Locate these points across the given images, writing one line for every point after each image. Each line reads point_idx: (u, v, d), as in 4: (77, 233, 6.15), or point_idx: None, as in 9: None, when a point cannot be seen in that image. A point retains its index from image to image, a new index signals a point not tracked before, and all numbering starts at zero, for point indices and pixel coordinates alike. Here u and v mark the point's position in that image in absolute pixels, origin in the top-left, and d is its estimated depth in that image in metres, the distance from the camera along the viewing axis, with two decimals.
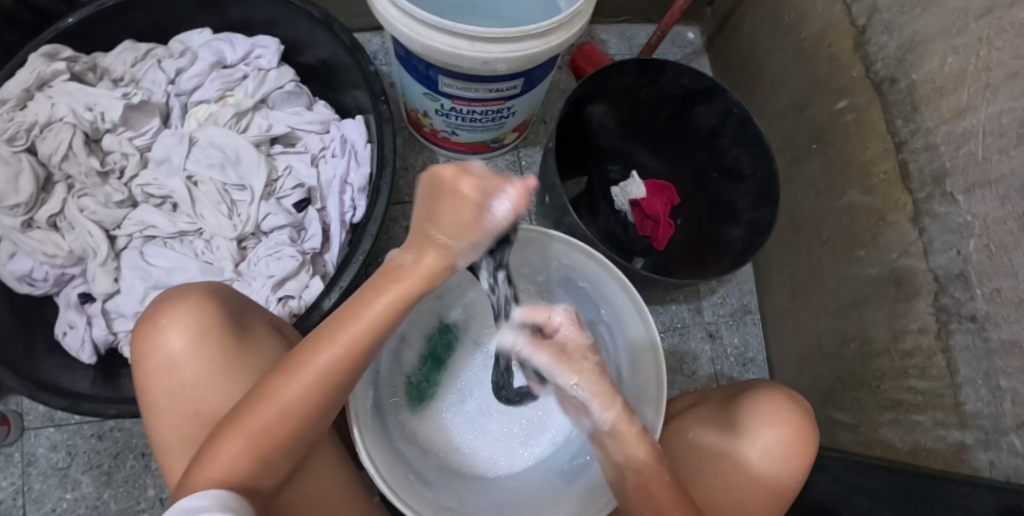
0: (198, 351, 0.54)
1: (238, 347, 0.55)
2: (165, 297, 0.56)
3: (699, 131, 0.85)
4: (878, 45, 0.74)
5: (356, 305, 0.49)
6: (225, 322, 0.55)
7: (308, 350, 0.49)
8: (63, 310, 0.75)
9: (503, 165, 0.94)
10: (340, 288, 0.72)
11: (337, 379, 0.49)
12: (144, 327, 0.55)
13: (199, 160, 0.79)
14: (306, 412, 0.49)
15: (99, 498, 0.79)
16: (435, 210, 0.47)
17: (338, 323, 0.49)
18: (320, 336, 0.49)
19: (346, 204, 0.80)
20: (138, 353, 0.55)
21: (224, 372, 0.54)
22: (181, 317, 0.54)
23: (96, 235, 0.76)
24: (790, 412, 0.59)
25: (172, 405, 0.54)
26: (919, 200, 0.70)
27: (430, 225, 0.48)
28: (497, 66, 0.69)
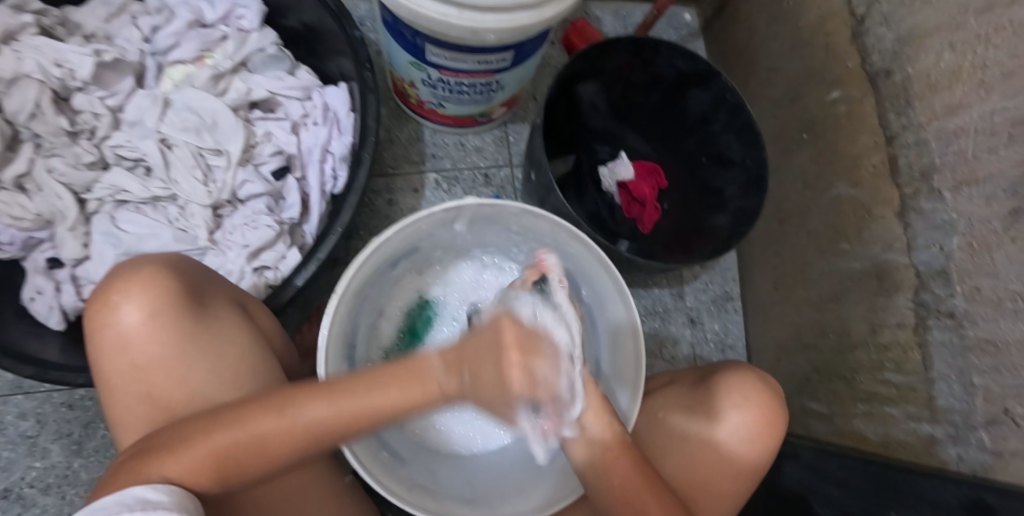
0: (153, 331, 0.53)
1: (197, 327, 0.54)
2: (119, 271, 0.54)
3: (690, 116, 0.83)
4: (875, 36, 0.73)
5: (374, 386, 0.43)
6: (184, 299, 0.54)
7: (300, 403, 0.44)
8: (31, 275, 0.73)
9: (490, 140, 0.92)
10: (317, 260, 0.71)
11: (320, 438, 0.44)
12: (97, 302, 0.54)
13: (174, 123, 0.75)
14: (271, 457, 0.45)
15: (68, 467, 0.78)
16: (493, 349, 0.39)
17: (344, 391, 0.44)
18: (316, 389, 0.45)
19: (327, 173, 0.78)
20: (93, 329, 0.54)
21: (183, 354, 0.53)
22: (135, 294, 0.53)
23: (65, 197, 0.73)
24: (761, 394, 0.56)
25: (124, 387, 0.53)
26: (906, 195, 0.70)
27: (467, 363, 0.41)
28: (487, 36, 0.68)
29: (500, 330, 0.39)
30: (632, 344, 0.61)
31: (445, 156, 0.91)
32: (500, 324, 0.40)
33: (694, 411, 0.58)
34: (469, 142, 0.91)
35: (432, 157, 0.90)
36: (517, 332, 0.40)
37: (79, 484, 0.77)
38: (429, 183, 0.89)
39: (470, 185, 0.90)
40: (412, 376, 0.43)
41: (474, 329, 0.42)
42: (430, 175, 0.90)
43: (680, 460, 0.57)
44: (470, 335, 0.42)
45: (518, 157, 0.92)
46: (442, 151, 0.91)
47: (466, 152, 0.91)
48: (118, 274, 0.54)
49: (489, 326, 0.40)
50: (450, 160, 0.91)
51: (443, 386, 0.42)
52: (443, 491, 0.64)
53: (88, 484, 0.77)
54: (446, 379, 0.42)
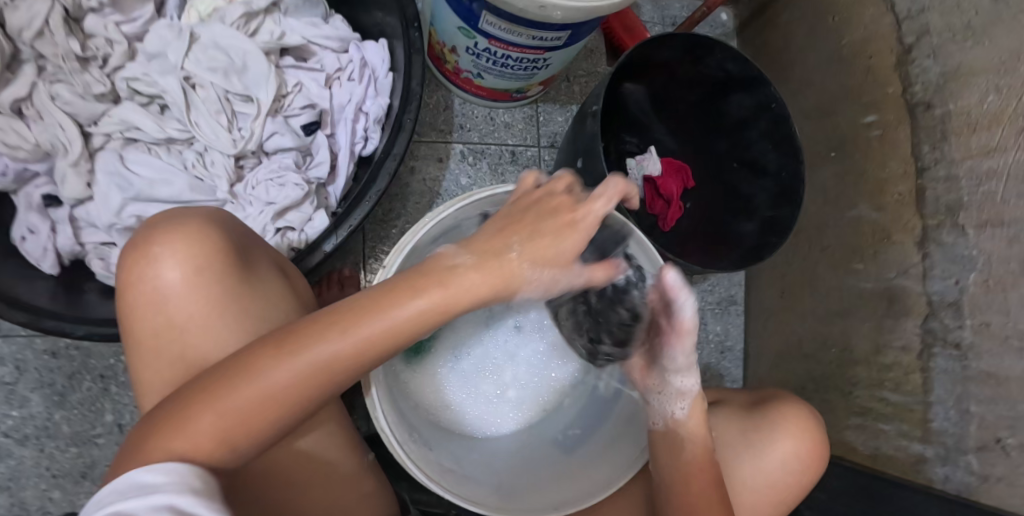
0: (197, 290, 0.49)
1: (240, 290, 0.51)
2: (160, 221, 0.50)
3: (728, 119, 0.83)
4: (920, 67, 0.74)
5: (390, 296, 0.44)
6: (228, 259, 0.50)
7: (311, 333, 0.42)
8: (24, 212, 0.68)
9: (520, 117, 0.90)
10: (349, 227, 0.68)
11: (338, 372, 0.43)
12: (134, 252, 0.49)
13: (200, 60, 0.69)
14: (287, 408, 0.42)
15: (49, 419, 0.73)
16: (535, 230, 0.48)
17: (353, 313, 0.43)
18: (325, 318, 0.43)
19: (358, 133, 0.75)
20: (128, 282, 0.49)
21: (223, 318, 0.50)
22: (178, 248, 0.49)
23: (68, 129, 0.67)
24: (813, 426, 0.59)
25: (159, 347, 0.49)
26: (929, 226, 0.73)
27: (519, 232, 0.48)
28: (552, 13, 0.67)
29: (520, 198, 0.52)
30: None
31: (472, 129, 0.88)
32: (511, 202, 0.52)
33: (748, 435, 0.59)
34: (498, 117, 0.89)
35: (460, 127, 0.88)
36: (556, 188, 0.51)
37: (61, 436, 0.73)
38: (455, 154, 0.87)
39: (495, 161, 0.88)
40: (425, 282, 0.45)
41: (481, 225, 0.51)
42: (456, 146, 0.87)
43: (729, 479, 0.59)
44: (489, 230, 0.49)
45: (546, 139, 0.90)
46: (471, 123, 0.88)
47: (494, 126, 0.89)
48: (152, 227, 0.50)
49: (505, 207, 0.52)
50: (477, 133, 0.88)
51: (472, 282, 0.46)
52: (469, 476, 0.64)
53: (70, 437, 0.73)
54: (467, 268, 0.46)
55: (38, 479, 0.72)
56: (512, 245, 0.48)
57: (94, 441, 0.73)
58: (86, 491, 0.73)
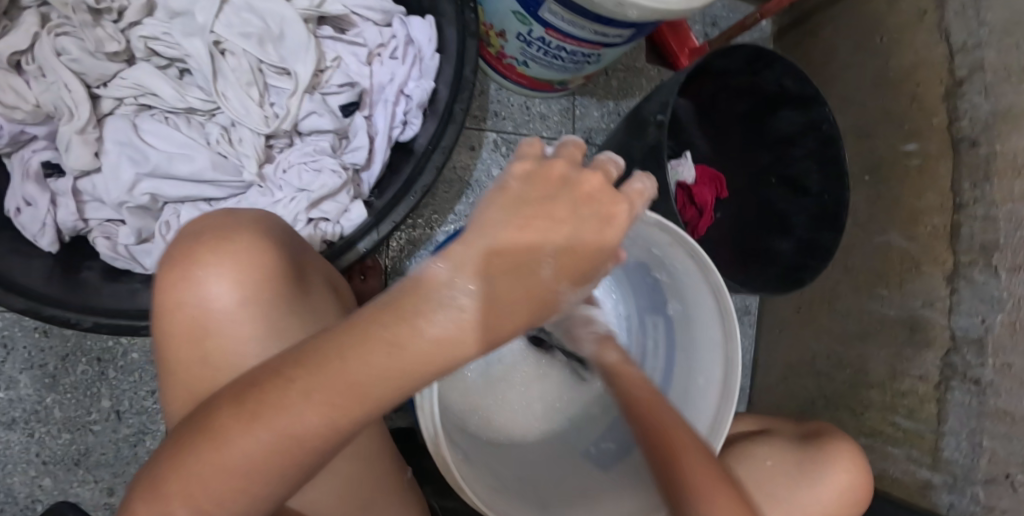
0: (245, 316, 0.45)
1: (290, 316, 0.46)
2: (203, 233, 0.44)
3: (774, 134, 0.81)
4: (970, 102, 0.73)
5: (360, 345, 0.34)
6: (281, 283, 0.45)
7: (270, 394, 0.34)
8: (20, 181, 0.61)
9: (556, 109, 0.86)
10: (391, 223, 0.63)
11: (319, 435, 0.34)
12: (171, 272, 0.44)
13: (232, 24, 0.62)
14: (265, 478, 0.35)
15: (39, 402, 0.70)
16: (561, 237, 0.38)
17: (324, 364, 0.34)
18: (286, 374, 0.34)
19: (397, 117, 0.69)
20: (165, 304, 0.44)
21: (269, 348, 0.45)
22: (225, 269, 0.43)
23: (75, 90, 0.61)
24: (859, 459, 0.66)
25: (193, 379, 0.45)
26: (961, 262, 0.73)
27: (547, 232, 0.38)
28: (627, 12, 0.62)
29: (534, 179, 0.39)
30: (722, 372, 0.59)
31: (506, 117, 0.84)
32: (524, 174, 0.39)
33: (803, 464, 0.65)
34: (534, 107, 0.85)
35: (494, 115, 0.84)
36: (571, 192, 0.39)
37: (53, 421, 0.70)
38: (487, 142, 0.83)
39: None
40: (398, 324, 0.34)
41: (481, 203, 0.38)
42: (489, 134, 0.83)
43: (792, 508, 0.63)
44: (489, 231, 0.37)
45: (581, 134, 0.87)
46: (505, 111, 0.84)
47: (529, 116, 0.85)
48: (189, 239, 0.44)
49: (514, 182, 0.39)
50: (511, 122, 0.85)
51: (458, 322, 0.35)
52: (505, 483, 0.61)
53: (63, 422, 0.71)
54: (455, 296, 0.35)
55: (27, 465, 0.69)
56: (545, 252, 0.37)
57: (89, 428, 0.71)
58: (79, 479, 0.70)
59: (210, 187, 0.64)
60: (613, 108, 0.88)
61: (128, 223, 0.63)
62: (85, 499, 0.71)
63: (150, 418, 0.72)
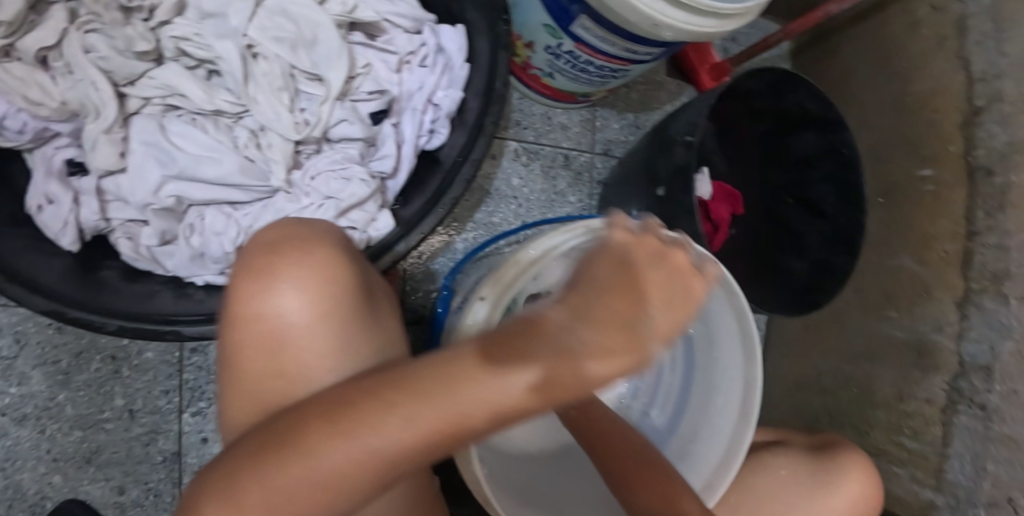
0: (316, 325, 0.46)
1: (358, 332, 0.48)
2: (286, 245, 0.47)
3: (795, 156, 0.83)
4: (987, 131, 0.74)
5: (463, 375, 0.36)
6: (355, 297, 0.47)
7: (365, 415, 0.37)
8: (42, 179, 0.60)
9: (577, 120, 0.87)
10: (421, 233, 0.63)
11: (401, 460, 0.37)
12: (252, 277, 0.45)
13: (266, 28, 0.64)
14: (344, 491, 0.37)
15: (52, 399, 0.69)
16: (662, 294, 0.35)
17: (417, 395, 0.36)
18: (383, 397, 0.37)
19: (425, 126, 0.70)
20: (240, 307, 0.46)
21: (338, 362, 0.47)
22: (305, 282, 0.45)
23: (102, 88, 0.60)
24: (873, 473, 0.67)
25: (261, 383, 0.46)
26: (972, 288, 0.74)
27: (645, 293, 0.35)
28: (663, 33, 0.62)
29: (635, 238, 0.37)
30: (740, 392, 0.60)
31: (528, 127, 0.85)
32: (621, 242, 0.37)
33: (817, 475, 0.67)
34: (555, 118, 0.86)
35: (516, 124, 0.84)
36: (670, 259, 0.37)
37: (64, 418, 0.69)
38: (509, 152, 0.84)
39: (548, 164, 0.85)
40: (505, 360, 0.35)
41: (591, 258, 0.37)
42: (510, 144, 0.84)
43: None
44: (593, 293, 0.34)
45: (601, 145, 0.88)
46: (528, 120, 0.85)
47: (551, 127, 0.86)
48: (267, 251, 0.46)
49: (622, 244, 0.37)
50: (533, 132, 0.85)
51: (564, 370, 0.34)
52: (528, 493, 0.61)
53: (74, 419, 0.70)
54: (576, 343, 0.34)
55: (37, 462, 0.69)
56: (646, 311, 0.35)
57: (101, 426, 0.70)
58: (89, 478, 0.70)
59: (237, 191, 0.65)
60: (632, 120, 0.89)
61: (151, 224, 0.62)
62: (93, 498, 0.69)
63: (163, 418, 0.72)
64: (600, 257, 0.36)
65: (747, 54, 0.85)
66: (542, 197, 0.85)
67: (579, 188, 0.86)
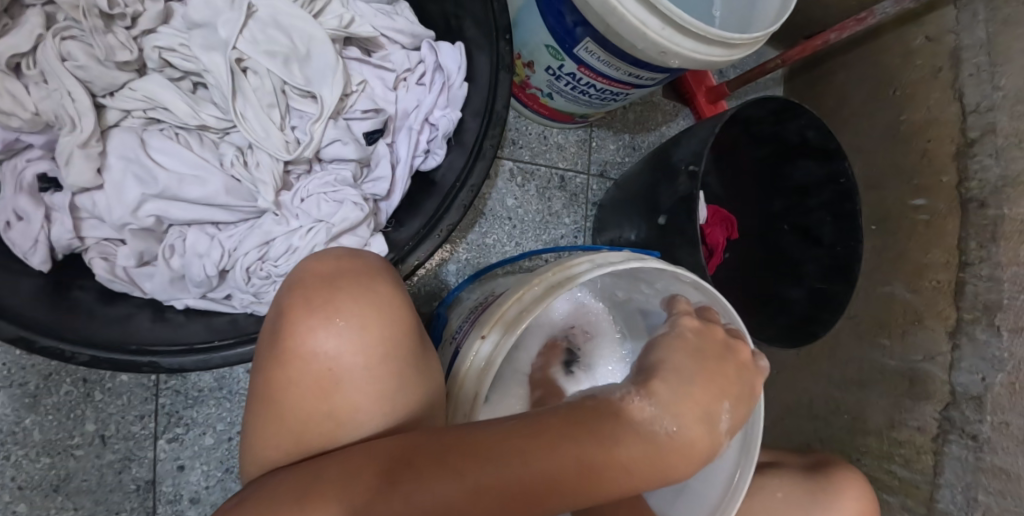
0: (371, 371, 0.45)
1: (409, 375, 0.46)
2: (352, 286, 0.46)
3: (792, 182, 0.83)
4: (980, 164, 0.74)
5: (531, 449, 0.39)
6: (412, 347, 0.47)
7: (432, 470, 0.39)
8: (11, 194, 0.56)
9: (573, 140, 0.86)
10: (434, 240, 0.62)
11: None
12: (316, 313, 0.45)
13: (257, 40, 0.61)
14: None
15: (17, 423, 0.65)
16: (740, 395, 0.47)
17: (485, 465, 0.39)
18: (451, 457, 0.39)
19: (420, 146, 0.68)
20: (296, 340, 0.45)
21: (388, 406, 0.46)
22: (368, 327, 0.45)
23: (80, 100, 0.56)
24: (872, 508, 0.65)
25: (300, 420, 0.45)
26: (963, 319, 0.75)
27: (725, 388, 0.46)
28: (669, 61, 0.61)
29: (707, 327, 0.50)
30: (741, 427, 0.57)
31: (524, 146, 0.84)
32: (694, 327, 0.50)
33: (816, 496, 0.65)
34: (551, 137, 0.85)
35: (512, 143, 0.83)
36: (707, 343, 0.49)
37: (31, 445, 0.65)
38: (504, 171, 0.82)
39: (544, 184, 0.84)
40: (575, 440, 0.40)
41: (668, 347, 0.48)
42: (506, 163, 0.82)
43: None
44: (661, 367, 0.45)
45: (597, 167, 0.87)
46: (523, 139, 0.84)
47: (547, 147, 0.85)
48: (327, 286, 0.46)
49: (690, 331, 0.50)
50: (529, 151, 0.84)
51: (632, 459, 0.40)
52: None
53: (42, 446, 0.65)
54: (656, 428, 0.42)
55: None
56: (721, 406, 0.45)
57: (71, 452, 0.66)
58: (56, 507, 0.65)
59: (222, 211, 0.61)
60: (629, 141, 0.88)
61: (129, 245, 0.59)
62: None
63: (137, 445, 0.67)
64: (672, 341, 0.48)
65: (744, 80, 0.84)
66: (536, 218, 0.83)
67: (575, 209, 0.85)
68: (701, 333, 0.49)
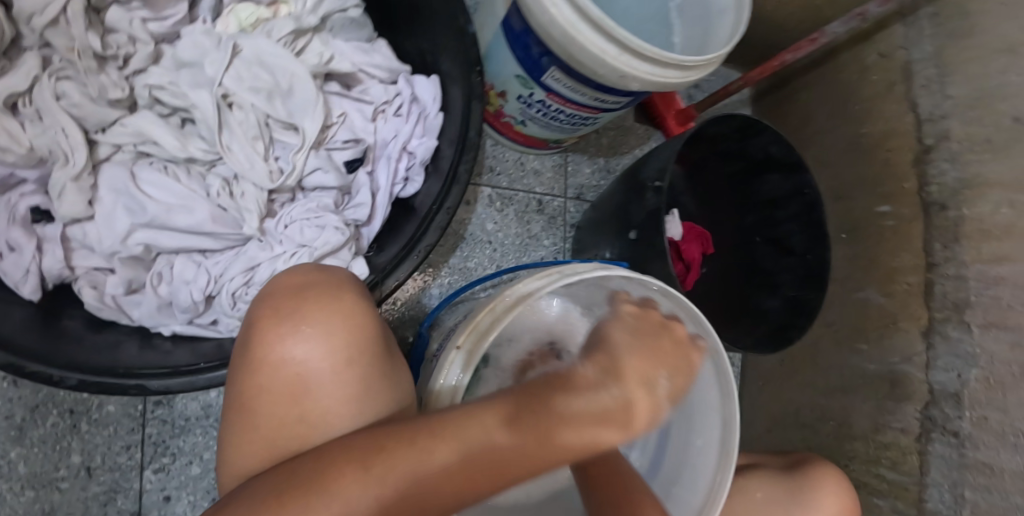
0: (338, 374, 0.47)
1: (377, 375, 0.48)
2: (317, 293, 0.48)
3: (760, 196, 0.86)
4: (938, 170, 0.78)
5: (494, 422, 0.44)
6: (378, 351, 0.49)
7: (404, 453, 0.42)
8: (5, 225, 0.59)
9: (549, 165, 0.89)
10: (413, 261, 0.64)
11: (422, 504, 0.42)
12: (283, 321, 0.47)
13: (242, 77, 0.65)
14: None
15: (4, 456, 0.65)
16: (678, 366, 0.55)
17: (451, 440, 0.43)
18: (421, 439, 0.42)
19: (399, 174, 0.71)
20: (265, 347, 0.47)
21: (357, 407, 0.47)
22: (333, 331, 0.47)
23: (73, 135, 0.59)
24: (849, 502, 0.66)
25: (272, 424, 0.46)
26: (935, 318, 0.77)
27: (662, 361, 0.54)
28: (630, 84, 0.65)
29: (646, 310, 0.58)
30: (720, 435, 0.59)
31: (502, 172, 0.87)
32: (634, 312, 0.57)
33: (797, 496, 0.66)
34: (528, 163, 0.88)
35: (490, 170, 0.86)
36: (647, 323, 0.56)
37: (16, 478, 0.65)
38: (483, 197, 0.85)
39: (522, 209, 0.87)
40: (531, 413, 0.46)
41: (612, 327, 0.56)
42: (485, 190, 0.86)
43: None
44: (607, 349, 0.54)
45: (573, 190, 0.90)
46: (501, 166, 0.87)
47: (524, 173, 0.88)
48: (294, 295, 0.48)
49: (631, 315, 0.57)
50: (506, 177, 0.87)
51: (579, 421, 0.47)
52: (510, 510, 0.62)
53: (27, 479, 0.66)
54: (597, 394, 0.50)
55: None
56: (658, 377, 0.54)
57: (57, 484, 0.66)
58: None
59: (209, 239, 0.64)
60: (603, 165, 0.92)
61: (118, 273, 0.61)
62: None
63: (123, 476, 0.68)
64: (615, 326, 0.56)
65: (711, 101, 0.88)
66: (516, 241, 0.86)
67: (553, 232, 0.88)
68: (645, 319, 0.56)
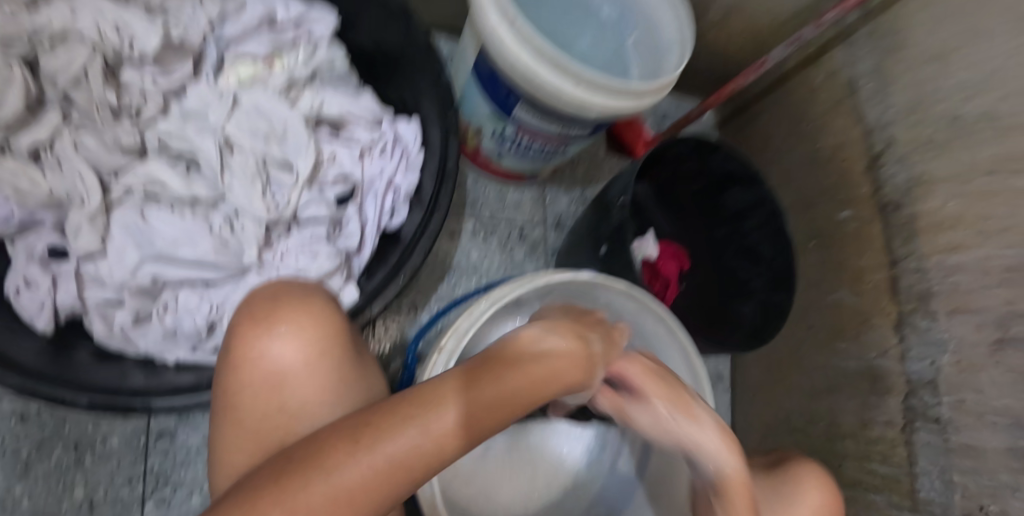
0: (314, 368, 0.51)
1: (348, 369, 0.53)
2: (288, 300, 0.54)
3: (727, 210, 0.92)
4: (890, 173, 0.83)
5: (459, 382, 0.48)
6: (348, 348, 0.54)
7: (390, 421, 0.45)
8: (25, 262, 0.65)
9: (528, 197, 0.95)
10: (399, 283, 0.69)
11: (410, 467, 0.45)
12: (259, 324, 0.52)
13: (242, 123, 0.72)
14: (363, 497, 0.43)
15: (8, 491, 0.68)
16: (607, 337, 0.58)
17: (429, 404, 0.46)
18: (403, 406, 0.46)
19: (386, 208, 0.75)
20: (246, 349, 0.51)
21: (335, 398, 0.52)
22: (307, 329, 0.52)
23: (88, 180, 0.66)
24: (830, 496, 0.68)
25: (259, 418, 0.50)
26: (905, 311, 0.80)
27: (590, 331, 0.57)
28: (588, 113, 0.71)
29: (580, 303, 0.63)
30: None
31: (484, 206, 0.93)
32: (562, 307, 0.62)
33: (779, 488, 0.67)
34: (508, 196, 0.94)
35: (473, 204, 0.92)
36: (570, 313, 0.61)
37: (20, 511, 0.68)
38: (467, 230, 0.91)
39: (505, 238, 0.93)
40: (492, 369, 0.49)
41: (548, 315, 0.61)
42: (469, 222, 0.91)
43: None
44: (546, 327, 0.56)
45: (552, 219, 0.96)
46: (483, 200, 0.93)
47: (505, 205, 0.94)
48: (267, 303, 0.53)
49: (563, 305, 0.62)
50: (488, 210, 0.93)
51: (535, 375, 0.50)
52: None
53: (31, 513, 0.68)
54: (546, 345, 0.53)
55: None
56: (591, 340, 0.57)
57: None
58: None
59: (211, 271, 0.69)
60: (580, 195, 0.98)
61: (127, 305, 0.66)
62: None
63: (124, 507, 0.70)
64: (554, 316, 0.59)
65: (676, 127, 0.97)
66: (501, 269, 0.91)
67: (536, 258, 0.94)
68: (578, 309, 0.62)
